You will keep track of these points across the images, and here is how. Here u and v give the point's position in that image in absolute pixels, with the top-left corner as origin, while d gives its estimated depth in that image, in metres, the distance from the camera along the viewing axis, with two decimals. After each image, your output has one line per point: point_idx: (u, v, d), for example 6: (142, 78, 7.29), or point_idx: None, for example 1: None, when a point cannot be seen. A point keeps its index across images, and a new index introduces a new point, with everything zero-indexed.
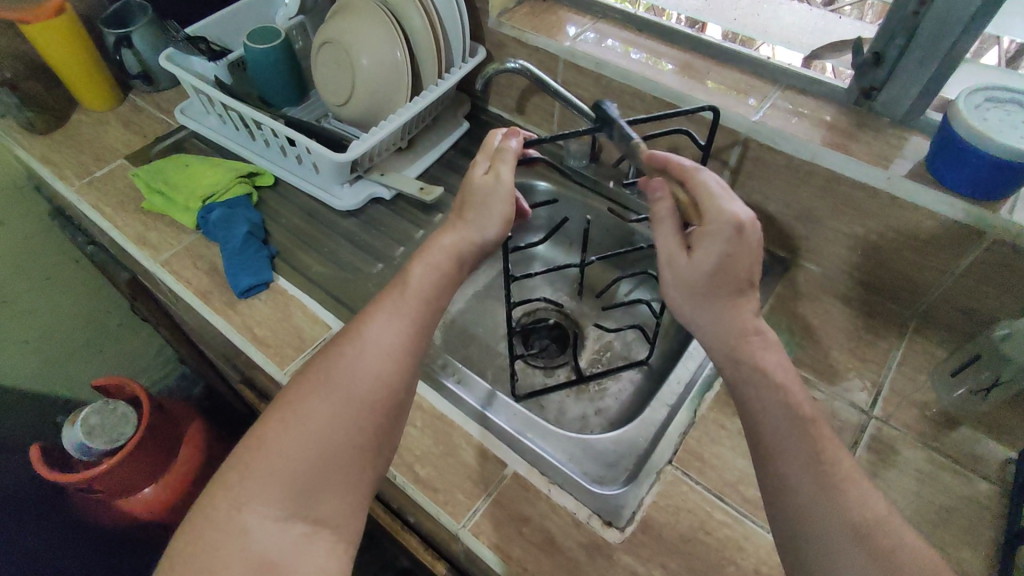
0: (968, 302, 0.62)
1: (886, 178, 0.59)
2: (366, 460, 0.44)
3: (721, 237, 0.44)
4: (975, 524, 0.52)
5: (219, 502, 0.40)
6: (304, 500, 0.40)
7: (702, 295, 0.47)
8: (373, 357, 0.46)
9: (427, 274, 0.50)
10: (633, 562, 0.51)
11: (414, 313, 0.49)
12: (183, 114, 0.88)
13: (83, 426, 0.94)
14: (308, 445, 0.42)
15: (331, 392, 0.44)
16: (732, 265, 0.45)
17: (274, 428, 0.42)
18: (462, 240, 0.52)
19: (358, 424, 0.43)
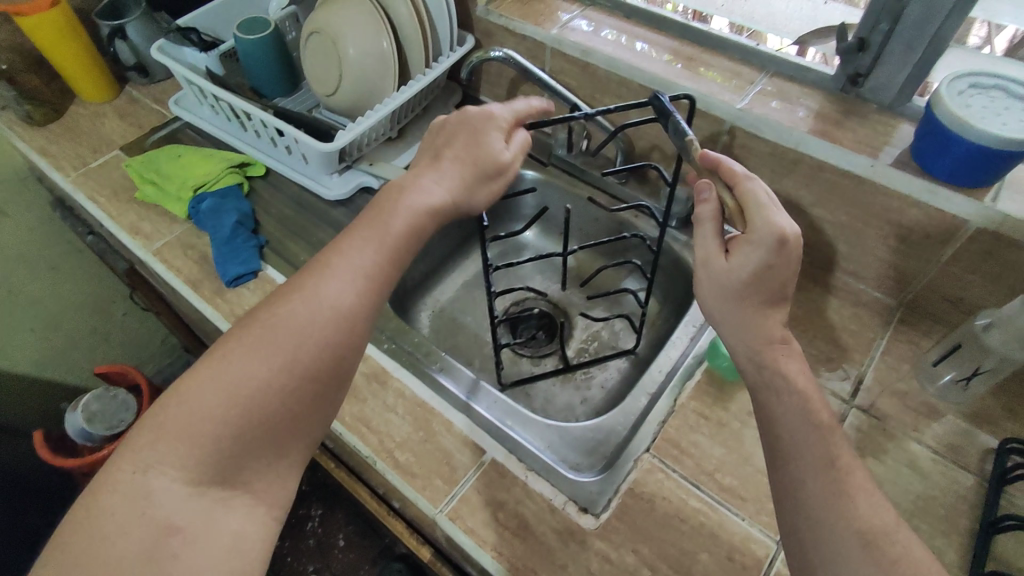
0: (954, 292, 0.61)
1: (871, 166, 0.59)
2: (296, 425, 0.43)
3: (761, 248, 0.44)
4: (951, 513, 0.52)
5: (127, 463, 0.38)
6: (227, 464, 0.40)
7: (731, 297, 0.46)
8: (318, 319, 0.44)
9: (400, 227, 0.49)
10: (605, 548, 0.51)
11: (370, 272, 0.47)
12: (178, 105, 0.89)
13: (83, 412, 0.96)
14: (235, 405, 0.40)
15: (269, 352, 0.42)
16: (771, 277, 0.44)
17: (201, 382, 0.40)
18: (445, 194, 0.52)
19: (292, 388, 0.42)
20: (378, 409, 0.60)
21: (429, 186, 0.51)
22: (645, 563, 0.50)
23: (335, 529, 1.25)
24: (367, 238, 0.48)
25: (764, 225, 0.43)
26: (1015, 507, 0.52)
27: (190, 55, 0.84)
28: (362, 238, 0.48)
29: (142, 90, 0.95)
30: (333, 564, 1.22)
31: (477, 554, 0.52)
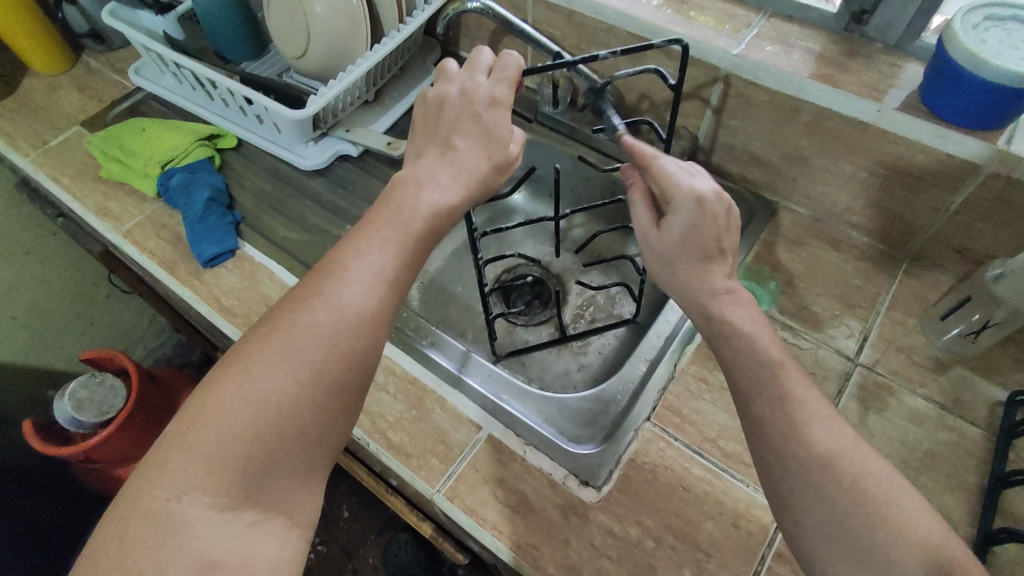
0: (961, 240, 0.59)
1: (876, 111, 0.55)
2: (324, 437, 0.39)
3: (683, 210, 0.43)
4: (959, 469, 0.51)
5: (157, 490, 0.35)
6: (254, 486, 0.37)
7: (670, 264, 0.45)
8: (338, 319, 0.40)
9: (417, 214, 0.44)
10: (608, 521, 0.50)
11: (392, 271, 0.43)
12: (138, 74, 0.83)
13: (71, 400, 0.94)
14: (255, 421, 0.37)
15: (293, 365, 0.38)
16: (699, 237, 0.43)
17: (217, 398, 0.37)
18: (457, 175, 0.46)
19: (315, 398, 0.39)
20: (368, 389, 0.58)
21: (443, 174, 0.46)
22: (649, 534, 0.49)
23: (338, 501, 1.26)
24: (385, 226, 0.43)
25: (674, 185, 0.44)
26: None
27: (145, 18, 0.79)
28: (379, 228, 0.43)
29: (99, 59, 0.89)
30: (338, 535, 1.23)
31: (478, 533, 0.50)
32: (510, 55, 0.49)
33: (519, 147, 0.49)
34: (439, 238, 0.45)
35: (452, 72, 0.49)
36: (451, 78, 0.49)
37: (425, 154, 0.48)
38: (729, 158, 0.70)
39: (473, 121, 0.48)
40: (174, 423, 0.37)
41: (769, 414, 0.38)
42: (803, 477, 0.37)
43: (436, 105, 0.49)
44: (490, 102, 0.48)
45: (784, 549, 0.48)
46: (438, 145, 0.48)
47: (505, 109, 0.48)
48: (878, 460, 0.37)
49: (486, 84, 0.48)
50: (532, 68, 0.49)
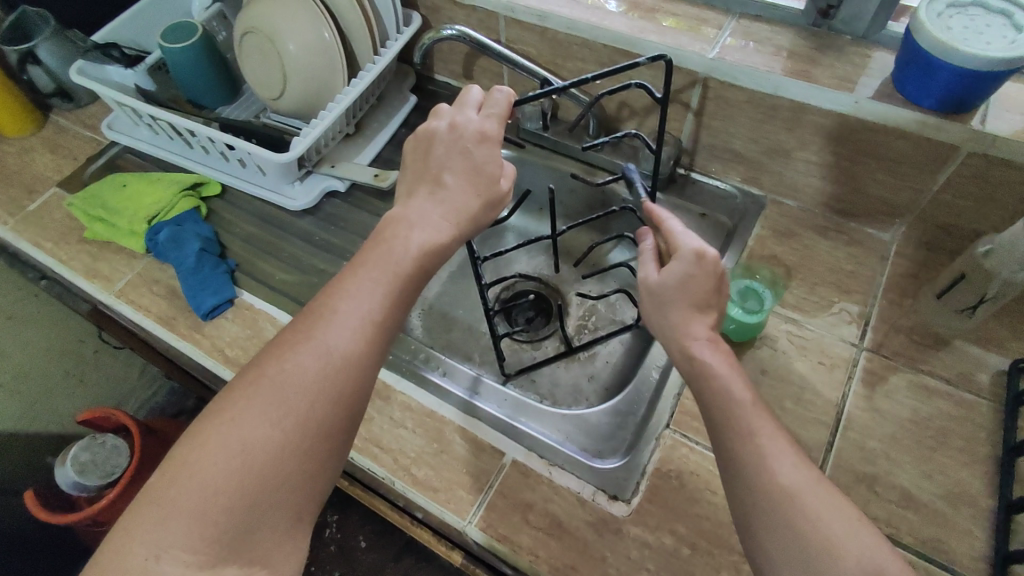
0: (948, 218, 0.60)
1: (853, 102, 0.57)
2: (311, 484, 0.39)
3: (684, 258, 0.46)
4: (972, 442, 0.52)
5: (135, 547, 0.35)
6: (237, 540, 0.36)
7: (665, 306, 0.46)
8: (324, 363, 0.40)
9: (407, 254, 0.44)
10: (642, 533, 0.50)
11: (381, 314, 0.43)
12: (111, 129, 0.82)
13: (74, 465, 0.92)
14: (240, 470, 0.37)
15: (276, 412, 0.38)
16: (696, 285, 0.46)
17: (201, 447, 0.37)
18: (454, 212, 0.46)
19: (301, 443, 0.38)
20: (385, 427, 0.58)
21: (433, 212, 0.46)
22: (684, 541, 0.50)
23: (353, 532, 1.25)
24: (375, 267, 0.44)
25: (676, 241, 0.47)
26: None
27: (114, 73, 0.77)
28: (367, 267, 0.44)
29: (69, 116, 0.87)
30: (357, 566, 1.22)
31: (515, 559, 0.51)
32: (499, 91, 0.50)
33: (508, 181, 0.49)
34: (428, 272, 0.46)
35: (440, 107, 0.49)
36: (440, 113, 0.49)
37: (415, 193, 0.48)
38: (713, 158, 0.71)
39: (462, 156, 0.48)
40: (158, 474, 0.37)
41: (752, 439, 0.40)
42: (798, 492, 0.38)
43: (426, 138, 0.49)
44: (479, 134, 0.48)
45: None
46: (427, 183, 0.48)
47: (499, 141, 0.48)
48: None
49: (475, 118, 0.49)
50: (524, 98, 0.49)
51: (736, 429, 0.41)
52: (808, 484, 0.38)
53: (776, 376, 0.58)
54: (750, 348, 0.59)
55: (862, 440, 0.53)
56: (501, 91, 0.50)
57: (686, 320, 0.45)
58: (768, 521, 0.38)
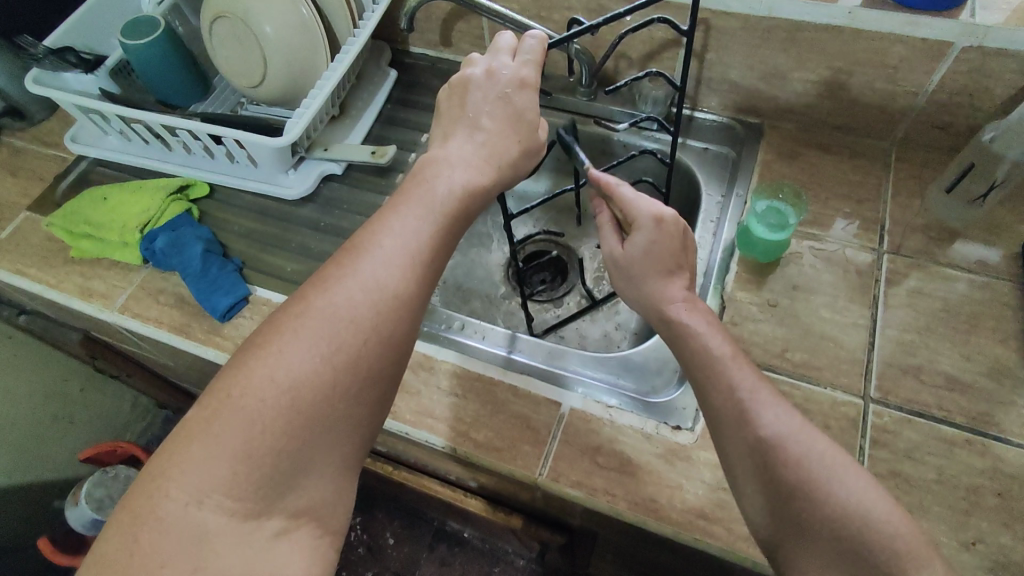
0: (944, 117, 0.63)
1: (847, 13, 0.58)
2: (358, 422, 0.38)
3: (645, 228, 0.48)
4: (1001, 321, 0.55)
5: (176, 489, 0.33)
6: (281, 483, 0.35)
7: (634, 276, 0.49)
8: (372, 301, 0.38)
9: (450, 193, 0.43)
10: (712, 456, 0.51)
11: (425, 254, 0.41)
12: (76, 141, 0.77)
13: (89, 503, 0.86)
14: (288, 406, 0.35)
15: (324, 349, 0.37)
16: (661, 250, 0.48)
17: (246, 381, 0.35)
18: (494, 156, 0.45)
19: (350, 381, 0.37)
20: (436, 397, 0.57)
21: (470, 153, 0.45)
22: None
23: (381, 529, 1.23)
24: (417, 206, 0.42)
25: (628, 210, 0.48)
26: None
27: (72, 80, 0.72)
28: (409, 204, 0.42)
29: (24, 137, 0.81)
30: (390, 562, 1.20)
31: (593, 503, 0.51)
32: (532, 37, 0.48)
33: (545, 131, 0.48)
34: (468, 216, 0.44)
35: (474, 56, 0.48)
36: (474, 61, 0.48)
37: (453, 134, 0.46)
38: (709, 92, 0.72)
39: (502, 102, 0.46)
40: (199, 409, 0.35)
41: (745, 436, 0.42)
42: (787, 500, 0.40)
43: (461, 86, 0.47)
44: (516, 79, 0.47)
45: (879, 436, 0.50)
46: (466, 124, 0.46)
47: (533, 85, 0.47)
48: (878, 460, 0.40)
49: (511, 64, 0.47)
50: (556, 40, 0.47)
51: (718, 380, 0.44)
52: (793, 432, 0.41)
53: (809, 289, 0.59)
54: (779, 267, 0.61)
55: (900, 335, 0.55)
56: (534, 36, 0.48)
57: (659, 288, 0.48)
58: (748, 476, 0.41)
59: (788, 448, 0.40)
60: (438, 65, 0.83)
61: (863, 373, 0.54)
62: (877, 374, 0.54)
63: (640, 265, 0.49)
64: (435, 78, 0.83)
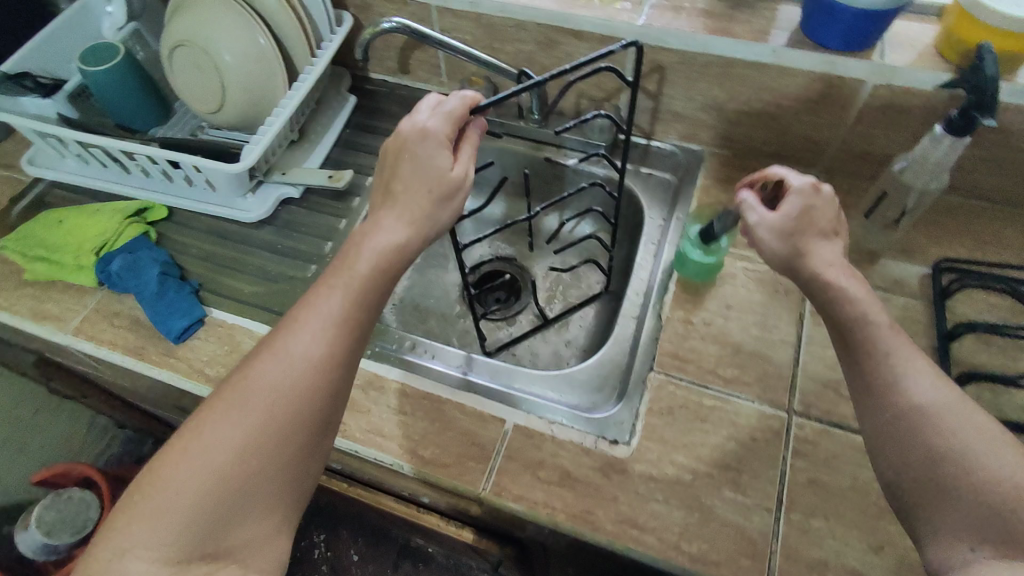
0: (865, 147, 0.67)
1: (772, 52, 0.62)
2: (289, 488, 0.41)
3: (799, 191, 0.47)
4: (914, 338, 0.59)
5: (112, 546, 0.38)
6: (205, 538, 0.38)
7: (793, 242, 0.46)
8: (286, 370, 0.42)
9: (365, 263, 0.45)
10: (646, 468, 0.54)
11: (341, 321, 0.44)
12: (33, 164, 0.77)
13: (39, 526, 0.86)
14: (218, 483, 0.39)
15: (241, 417, 0.40)
16: (816, 214, 0.47)
17: (178, 464, 0.39)
18: (405, 215, 0.47)
19: (276, 454, 0.40)
20: (386, 416, 0.59)
21: (393, 228, 0.46)
22: (685, 469, 0.54)
23: (345, 545, 1.23)
24: (333, 280, 0.45)
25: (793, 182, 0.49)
26: (962, 316, 0.60)
27: (30, 103, 0.72)
28: (331, 280, 0.45)
29: None
30: None
31: (534, 515, 0.53)
32: (445, 93, 0.50)
33: (462, 169, 0.48)
34: (388, 278, 0.47)
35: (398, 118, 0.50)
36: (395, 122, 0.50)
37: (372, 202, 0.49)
38: (652, 121, 0.76)
39: (415, 158, 0.47)
40: (138, 478, 0.40)
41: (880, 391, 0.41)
42: (904, 441, 0.39)
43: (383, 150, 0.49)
44: (425, 134, 0.48)
45: (800, 447, 0.54)
46: (381, 192, 0.49)
47: (443, 135, 0.48)
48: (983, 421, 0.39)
49: (423, 119, 0.49)
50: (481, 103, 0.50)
51: (844, 317, 0.44)
52: (949, 403, 0.40)
53: (741, 308, 0.63)
54: (713, 288, 0.64)
55: (823, 351, 0.59)
56: (455, 91, 0.51)
57: (814, 253, 0.46)
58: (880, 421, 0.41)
59: (944, 421, 0.39)
60: (397, 91, 0.86)
61: (788, 387, 0.57)
62: (800, 388, 0.57)
63: (778, 236, 0.47)
64: (394, 103, 0.85)
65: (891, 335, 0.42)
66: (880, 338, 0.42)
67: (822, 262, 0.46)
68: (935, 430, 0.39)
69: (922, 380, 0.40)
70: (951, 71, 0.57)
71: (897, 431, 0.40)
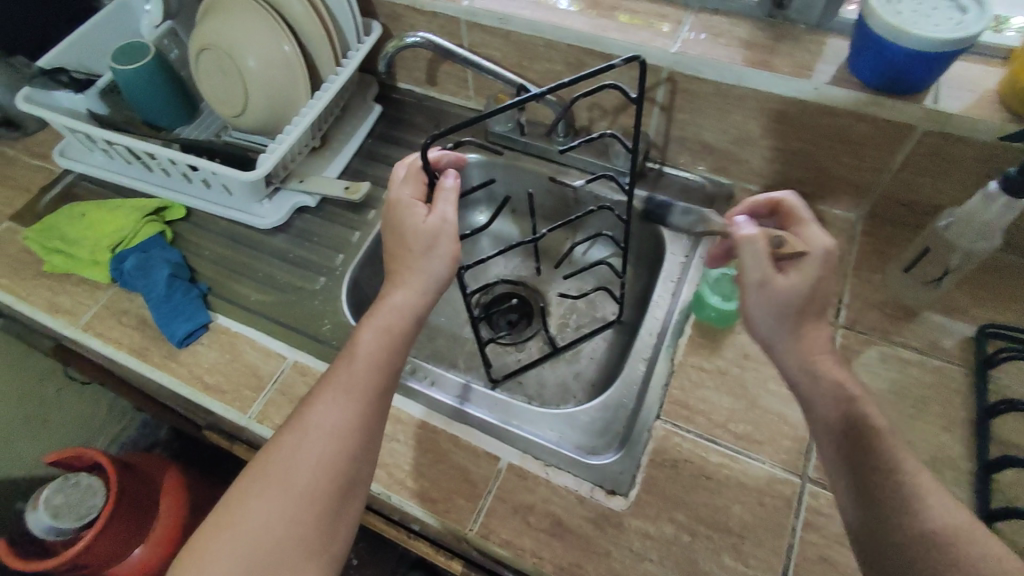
0: (909, 195, 0.63)
1: (813, 88, 0.59)
2: (321, 557, 0.43)
3: (819, 258, 0.46)
4: (948, 408, 0.55)
5: None
6: None
7: (792, 314, 0.46)
8: (312, 441, 0.44)
9: (382, 331, 0.48)
10: (643, 525, 0.51)
11: (360, 388, 0.46)
12: (64, 156, 0.79)
13: (47, 509, 0.87)
14: (251, 559, 0.41)
15: (273, 490, 0.43)
16: (823, 287, 0.46)
17: (213, 546, 0.41)
18: (406, 279, 0.48)
19: (305, 525, 0.42)
20: None
21: (404, 299, 0.48)
22: (684, 529, 0.50)
23: None
24: (351, 352, 0.48)
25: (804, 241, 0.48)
26: (1004, 388, 0.55)
27: (63, 98, 0.73)
28: (347, 350, 0.48)
29: (16, 146, 0.84)
30: None
31: (520, 563, 0.50)
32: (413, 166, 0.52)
33: (436, 216, 0.48)
34: (405, 340, 0.49)
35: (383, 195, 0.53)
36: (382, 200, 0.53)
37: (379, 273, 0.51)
38: (681, 150, 0.72)
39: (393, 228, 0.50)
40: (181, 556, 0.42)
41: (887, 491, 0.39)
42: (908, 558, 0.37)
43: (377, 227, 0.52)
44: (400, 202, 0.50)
45: (811, 518, 0.50)
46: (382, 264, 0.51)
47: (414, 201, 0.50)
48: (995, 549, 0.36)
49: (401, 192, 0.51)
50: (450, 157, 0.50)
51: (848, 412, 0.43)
52: (960, 529, 0.37)
53: (759, 359, 0.59)
54: (732, 334, 0.61)
55: None
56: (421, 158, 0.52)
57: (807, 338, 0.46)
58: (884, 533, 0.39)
59: (951, 544, 0.37)
60: (424, 103, 0.85)
61: (803, 450, 0.53)
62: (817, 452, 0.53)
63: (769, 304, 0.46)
64: (420, 115, 0.84)
65: (886, 445, 0.41)
66: (888, 444, 0.41)
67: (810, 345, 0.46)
68: (944, 556, 0.36)
69: (934, 497, 0.39)
70: (1012, 122, 0.53)
71: (898, 543, 0.38)
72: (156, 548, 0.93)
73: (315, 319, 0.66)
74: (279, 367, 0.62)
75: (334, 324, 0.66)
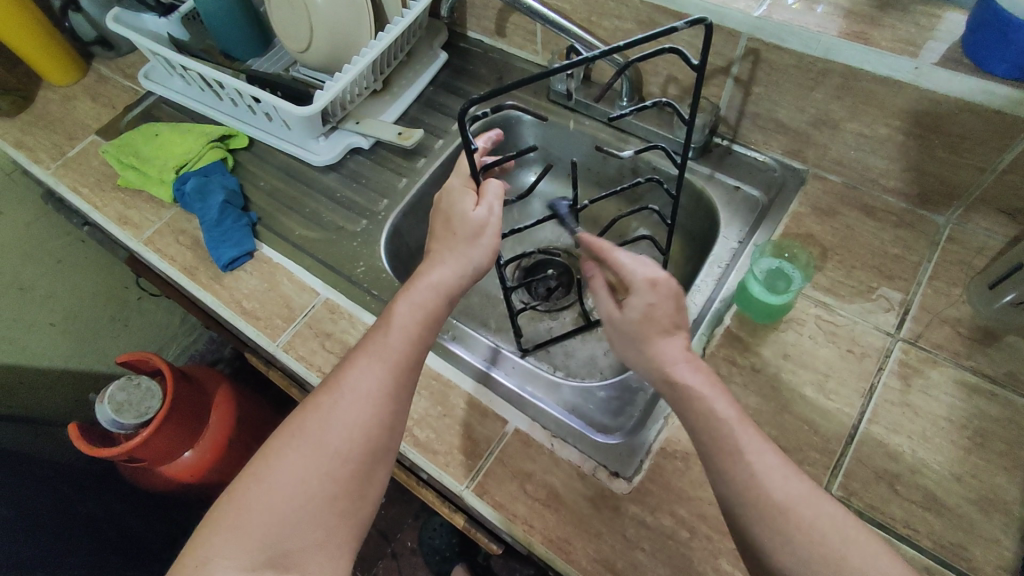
0: (1013, 202, 0.55)
1: (914, 68, 0.51)
2: (348, 514, 0.43)
3: (639, 291, 0.47)
4: (1013, 448, 0.48)
5: (186, 558, 0.41)
6: (274, 555, 0.41)
7: (632, 341, 0.47)
8: (345, 405, 0.44)
9: (419, 306, 0.47)
10: (640, 512, 0.49)
11: (396, 357, 0.46)
12: (148, 78, 0.83)
13: (110, 403, 0.91)
14: (283, 508, 0.42)
15: (308, 445, 0.43)
16: (658, 314, 0.46)
17: (250, 493, 0.42)
18: (454, 262, 0.48)
19: (337, 482, 0.43)
20: None
21: (441, 277, 0.48)
22: (683, 525, 0.48)
23: None
24: (386, 324, 0.47)
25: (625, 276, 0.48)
26: None
27: (149, 21, 0.78)
28: (383, 322, 0.47)
29: (110, 66, 0.89)
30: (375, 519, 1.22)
31: (509, 528, 0.50)
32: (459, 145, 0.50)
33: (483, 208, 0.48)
34: (439, 316, 0.48)
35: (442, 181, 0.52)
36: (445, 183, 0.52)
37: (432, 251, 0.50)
38: (754, 128, 0.66)
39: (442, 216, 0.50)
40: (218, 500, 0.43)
41: (734, 461, 0.40)
42: (776, 530, 0.38)
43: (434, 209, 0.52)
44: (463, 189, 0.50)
45: None
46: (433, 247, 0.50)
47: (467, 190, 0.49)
48: (833, 504, 0.39)
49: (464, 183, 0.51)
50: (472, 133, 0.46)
51: (695, 405, 0.43)
52: (806, 496, 0.39)
53: (799, 361, 0.54)
54: (774, 331, 0.56)
55: (887, 435, 0.50)
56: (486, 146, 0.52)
57: (659, 348, 0.46)
58: (755, 516, 0.39)
59: (802, 515, 0.38)
60: (491, 55, 0.83)
61: (831, 465, 0.49)
62: (846, 470, 0.49)
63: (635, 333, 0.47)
64: (484, 67, 0.82)
65: (738, 428, 0.41)
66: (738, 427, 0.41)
67: (669, 356, 0.45)
68: (797, 525, 0.38)
69: (785, 469, 0.40)
70: None
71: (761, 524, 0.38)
72: (205, 453, 1.02)
73: (352, 260, 0.67)
74: (311, 302, 0.64)
75: (368, 267, 0.66)
